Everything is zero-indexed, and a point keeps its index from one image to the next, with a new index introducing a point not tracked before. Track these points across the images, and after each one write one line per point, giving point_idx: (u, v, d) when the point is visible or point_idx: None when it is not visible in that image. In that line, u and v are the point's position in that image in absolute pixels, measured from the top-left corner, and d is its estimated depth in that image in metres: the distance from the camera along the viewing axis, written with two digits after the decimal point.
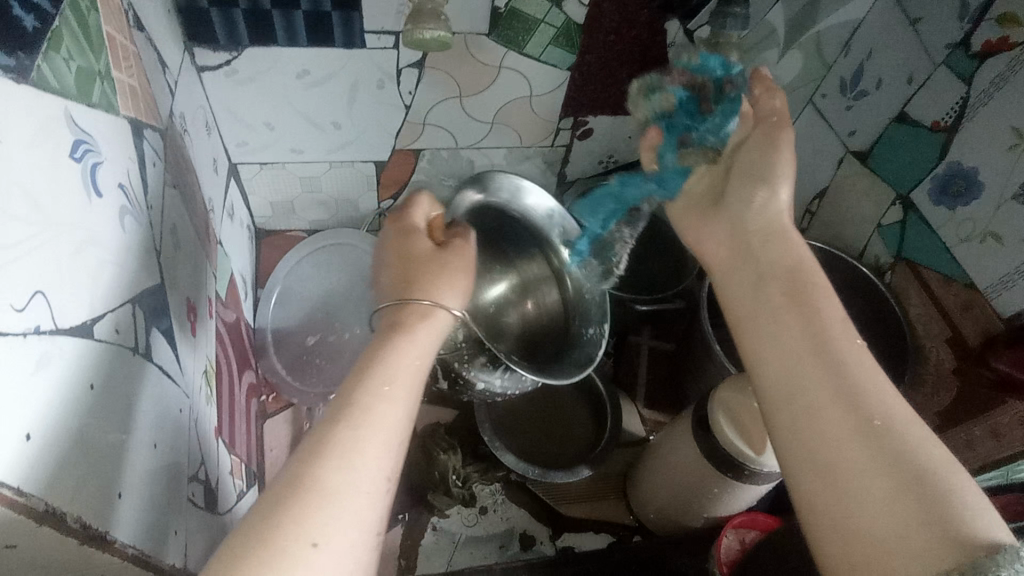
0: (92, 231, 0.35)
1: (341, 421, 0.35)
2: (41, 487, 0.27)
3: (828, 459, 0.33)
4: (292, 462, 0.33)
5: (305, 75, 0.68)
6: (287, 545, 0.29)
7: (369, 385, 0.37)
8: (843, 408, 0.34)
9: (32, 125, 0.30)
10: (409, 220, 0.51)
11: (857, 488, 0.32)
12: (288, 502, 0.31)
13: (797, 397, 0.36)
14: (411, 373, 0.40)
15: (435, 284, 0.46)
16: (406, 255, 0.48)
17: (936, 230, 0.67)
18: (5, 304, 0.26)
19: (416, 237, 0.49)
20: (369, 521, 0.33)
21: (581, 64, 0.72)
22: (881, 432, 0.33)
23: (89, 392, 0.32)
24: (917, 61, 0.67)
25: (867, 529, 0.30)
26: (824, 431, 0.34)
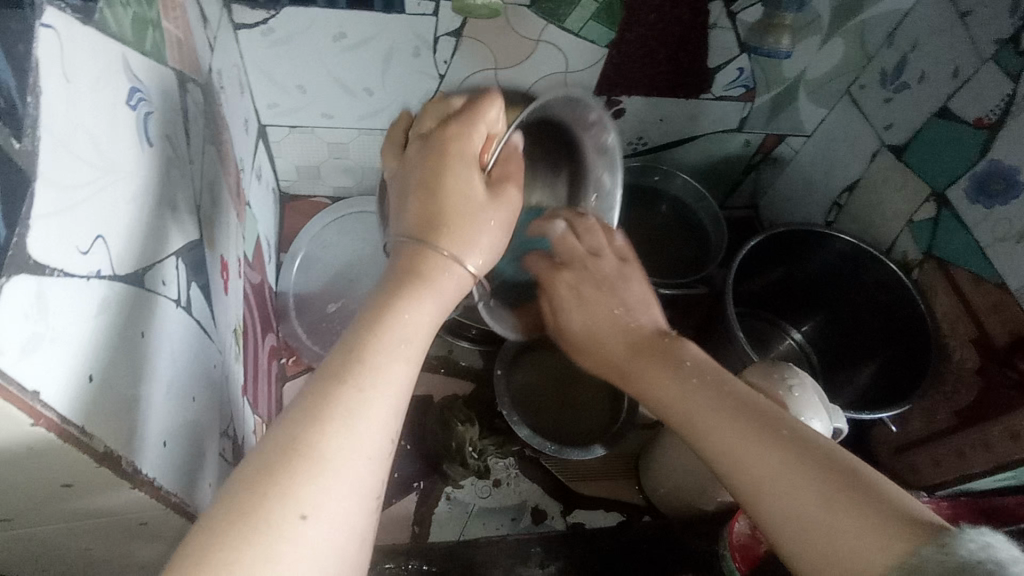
0: (145, 181, 0.35)
1: (341, 380, 0.31)
2: (101, 428, 0.27)
3: (774, 490, 0.38)
4: (281, 422, 0.30)
5: (341, 39, 0.67)
6: (272, 518, 0.27)
7: (375, 342, 0.33)
8: (764, 433, 0.40)
9: (96, 69, 0.30)
10: (464, 141, 0.40)
11: (811, 510, 0.36)
12: (276, 469, 0.28)
13: (735, 445, 0.41)
14: (423, 332, 0.35)
15: (471, 237, 0.39)
16: (442, 183, 0.39)
17: (970, 229, 0.67)
18: (74, 247, 0.26)
19: (456, 165, 0.39)
20: (367, 487, 0.30)
21: (620, 41, 0.71)
22: (815, 454, 0.38)
23: (138, 340, 0.32)
24: (964, 55, 0.66)
25: (833, 532, 0.35)
26: (769, 468, 0.39)
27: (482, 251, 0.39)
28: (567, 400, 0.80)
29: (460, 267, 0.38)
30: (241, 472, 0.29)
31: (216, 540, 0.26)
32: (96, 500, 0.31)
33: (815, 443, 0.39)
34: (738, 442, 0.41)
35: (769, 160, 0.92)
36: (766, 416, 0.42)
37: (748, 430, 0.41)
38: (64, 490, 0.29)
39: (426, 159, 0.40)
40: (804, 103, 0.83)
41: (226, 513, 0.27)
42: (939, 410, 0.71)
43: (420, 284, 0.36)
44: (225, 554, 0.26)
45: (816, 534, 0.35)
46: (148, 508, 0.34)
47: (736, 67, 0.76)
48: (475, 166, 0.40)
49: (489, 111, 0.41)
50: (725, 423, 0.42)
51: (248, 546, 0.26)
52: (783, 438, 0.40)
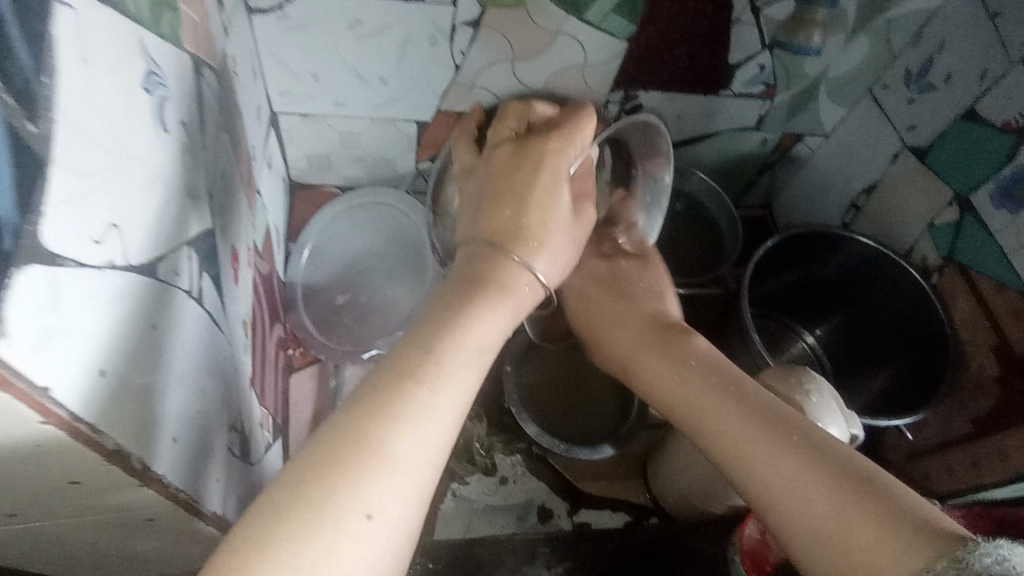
0: (160, 168, 0.34)
1: (417, 378, 0.30)
2: (114, 424, 0.27)
3: (789, 501, 0.36)
4: (348, 415, 0.29)
5: (357, 26, 0.66)
6: (341, 515, 0.26)
7: (453, 342, 0.32)
8: (769, 434, 0.39)
9: (113, 50, 0.29)
10: (557, 152, 0.39)
11: (823, 519, 0.34)
12: (341, 461, 0.27)
13: (747, 450, 0.39)
14: (493, 340, 0.34)
15: (545, 249, 0.38)
16: (529, 193, 0.38)
17: (993, 235, 0.65)
18: (87, 237, 0.25)
19: (542, 177, 0.38)
20: (428, 490, 0.29)
21: (640, 35, 0.69)
22: (829, 460, 0.36)
23: (152, 332, 0.31)
24: (994, 57, 0.64)
25: (844, 544, 0.33)
26: (782, 475, 0.37)
27: (553, 265, 0.39)
28: (576, 399, 0.78)
29: (535, 275, 0.37)
30: (305, 460, 0.27)
31: (282, 530, 0.25)
32: (103, 497, 0.30)
33: (829, 448, 0.37)
34: (749, 445, 0.40)
35: (785, 159, 0.91)
36: (779, 421, 0.40)
37: (760, 435, 0.39)
38: (71, 486, 0.28)
39: (515, 166, 0.39)
40: (825, 102, 0.81)
41: (288, 505, 0.26)
42: (955, 418, 0.70)
43: (494, 291, 0.35)
44: (287, 543, 0.25)
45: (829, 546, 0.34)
46: (154, 505, 0.33)
47: (757, 64, 0.74)
48: (562, 178, 0.39)
49: (585, 127, 0.40)
50: (737, 428, 0.41)
51: (312, 537, 0.25)
52: (795, 442, 0.38)
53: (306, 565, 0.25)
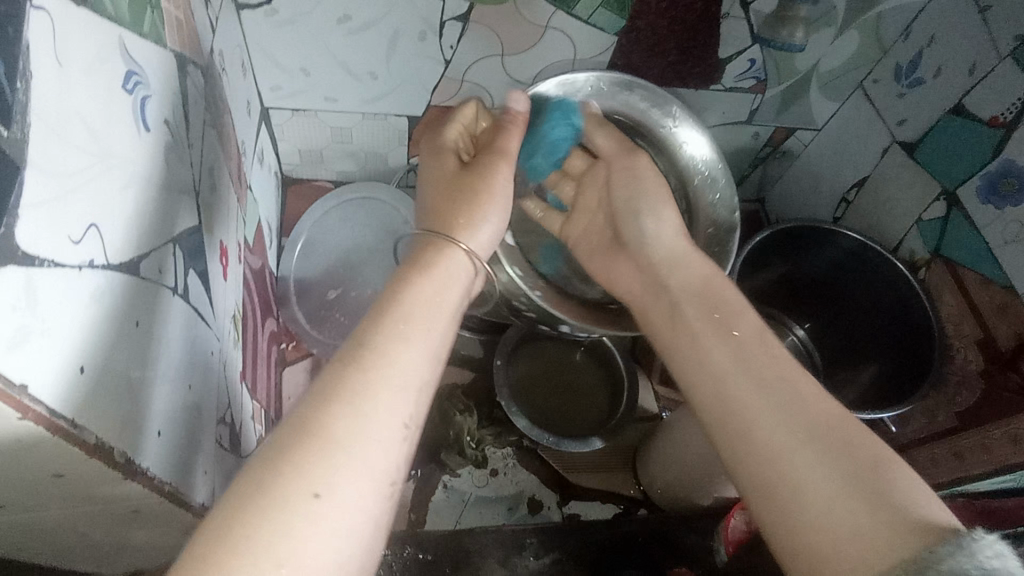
0: (141, 166, 0.34)
1: (351, 364, 0.33)
2: (93, 420, 0.27)
3: (787, 473, 0.36)
4: (300, 405, 0.32)
5: (346, 21, 0.66)
6: (287, 496, 0.28)
7: (384, 325, 0.35)
8: (776, 408, 0.39)
9: (90, 51, 0.29)
10: (443, 142, 0.53)
11: (817, 492, 0.35)
12: (291, 448, 0.29)
13: (747, 415, 0.39)
14: (432, 313, 0.38)
15: (460, 222, 0.47)
16: (440, 180, 0.51)
17: (979, 230, 0.66)
18: (65, 237, 0.25)
19: (446, 156, 0.52)
20: (383, 472, 0.31)
21: (630, 30, 0.69)
22: (833, 439, 0.36)
23: (134, 329, 0.32)
24: (982, 51, 0.64)
25: (832, 525, 0.33)
26: (782, 442, 0.37)
27: (480, 233, 0.48)
28: (567, 393, 0.79)
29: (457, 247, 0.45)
30: (262, 451, 0.30)
31: (234, 513, 0.27)
32: (91, 491, 0.31)
33: (834, 426, 0.37)
34: (756, 412, 0.39)
35: (777, 153, 0.91)
36: (789, 386, 0.40)
37: (765, 402, 0.39)
38: (56, 480, 0.29)
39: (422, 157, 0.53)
40: (815, 97, 0.82)
41: (240, 493, 0.28)
42: (940, 411, 0.70)
43: (422, 268, 0.41)
44: (244, 527, 0.27)
45: (819, 519, 0.34)
46: (141, 498, 0.34)
47: (747, 59, 0.74)
48: (452, 158, 0.52)
49: (465, 117, 0.55)
50: (743, 392, 0.40)
51: (263, 520, 0.27)
52: (800, 414, 0.38)
53: (268, 542, 0.27)
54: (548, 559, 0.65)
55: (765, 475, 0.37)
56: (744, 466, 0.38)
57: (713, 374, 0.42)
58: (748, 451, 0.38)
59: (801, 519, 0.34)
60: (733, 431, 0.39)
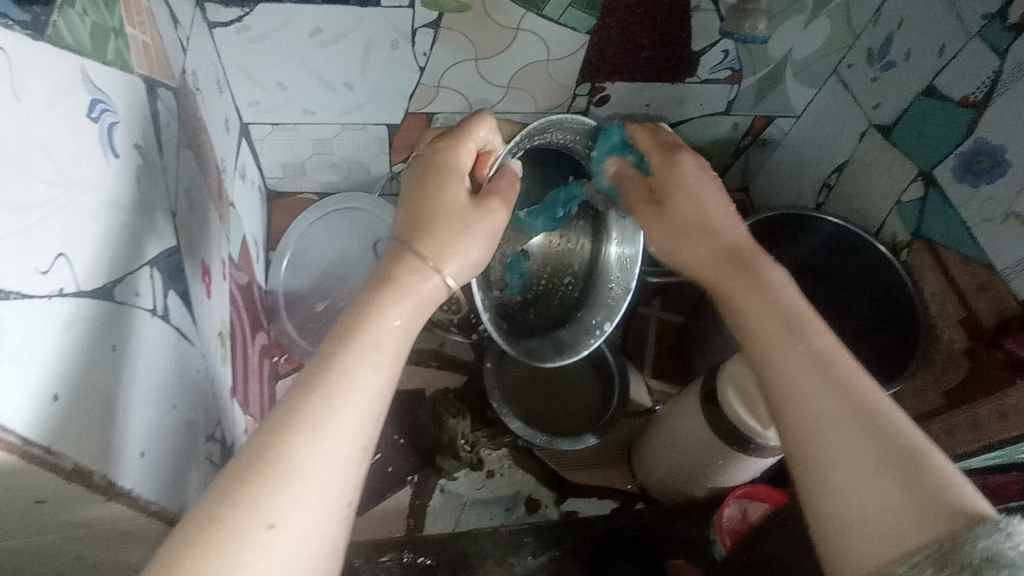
0: (111, 192, 0.35)
1: (315, 392, 0.33)
2: (70, 446, 0.28)
3: (822, 446, 0.36)
4: (257, 436, 0.32)
5: (318, 34, 0.66)
6: (241, 529, 0.29)
7: (349, 352, 0.35)
8: (834, 386, 0.37)
9: (50, 84, 0.30)
10: (453, 155, 0.47)
11: (847, 470, 0.34)
12: (248, 481, 0.30)
13: (792, 389, 0.38)
14: (397, 337, 0.37)
15: (449, 250, 0.43)
16: (426, 195, 0.44)
17: (956, 209, 0.66)
18: (30, 268, 0.26)
19: (442, 179, 0.45)
20: (337, 498, 0.32)
21: (601, 28, 0.70)
22: (877, 422, 0.35)
23: (112, 352, 0.33)
24: (950, 31, 0.65)
25: (876, 511, 0.32)
26: (824, 417, 0.36)
27: (461, 264, 0.43)
28: (558, 393, 0.80)
29: (440, 278, 0.41)
30: (219, 483, 0.30)
31: (188, 546, 0.28)
32: (74, 514, 0.32)
33: (882, 412, 0.36)
34: (808, 389, 0.38)
35: (758, 142, 0.92)
36: (837, 363, 0.38)
37: (820, 378, 0.38)
38: (37, 506, 0.30)
39: (416, 173, 0.46)
40: (791, 84, 0.82)
41: (201, 522, 0.29)
42: (929, 390, 0.70)
43: (394, 289, 0.39)
44: (191, 562, 0.27)
45: (845, 495, 0.34)
46: (125, 519, 0.34)
47: (721, 50, 0.75)
48: (460, 178, 0.46)
49: (480, 131, 0.49)
50: (793, 365, 0.39)
51: (213, 555, 0.28)
52: (850, 394, 0.37)
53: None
54: (547, 556, 0.66)
55: (800, 448, 0.37)
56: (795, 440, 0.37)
57: (774, 344, 0.41)
58: (799, 426, 0.37)
59: (833, 502, 0.34)
60: (789, 402, 0.38)
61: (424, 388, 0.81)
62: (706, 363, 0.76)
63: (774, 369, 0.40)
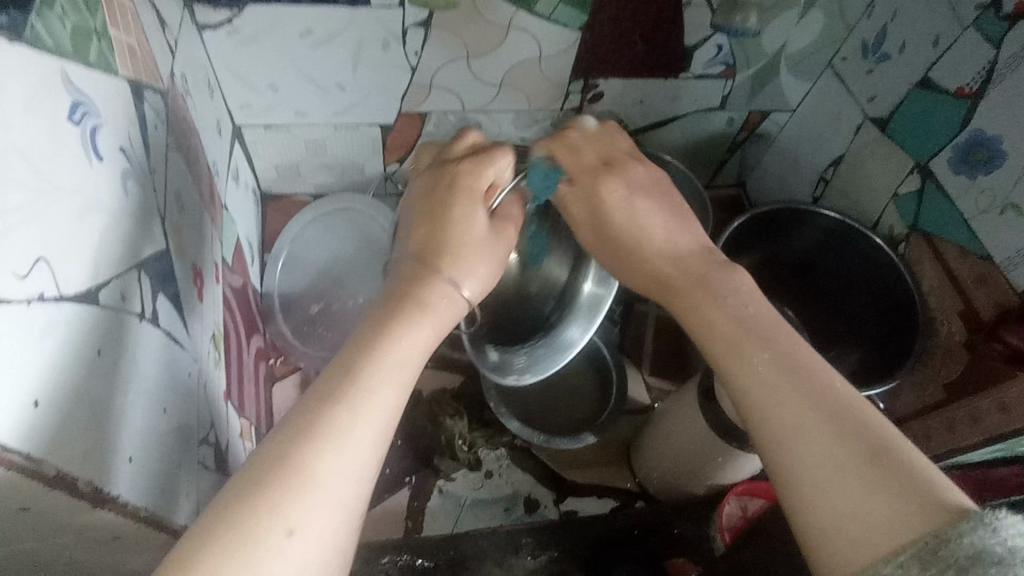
0: (94, 196, 0.34)
1: (339, 400, 0.33)
2: (53, 453, 0.28)
3: (799, 453, 0.36)
4: (280, 439, 0.32)
5: (308, 35, 0.66)
6: (263, 535, 0.28)
7: (377, 363, 0.35)
8: (801, 394, 0.38)
9: (28, 86, 0.29)
10: (475, 179, 0.47)
11: (826, 472, 0.34)
12: (271, 487, 0.30)
13: (763, 399, 0.39)
14: (418, 356, 0.38)
15: (469, 269, 0.44)
16: (448, 218, 0.45)
17: (953, 201, 0.66)
18: (8, 272, 0.26)
19: (461, 204, 0.46)
20: (354, 507, 0.32)
21: (593, 24, 0.69)
22: (850, 423, 0.36)
23: (97, 357, 0.32)
24: (944, 22, 0.64)
25: (857, 515, 0.33)
26: (797, 423, 0.37)
27: (478, 282, 0.45)
28: (555, 392, 0.80)
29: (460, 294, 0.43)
30: (240, 488, 0.30)
31: (210, 554, 0.27)
32: (60, 522, 0.31)
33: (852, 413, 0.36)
34: (777, 397, 0.38)
35: (754, 137, 0.91)
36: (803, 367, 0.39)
37: (787, 386, 0.38)
38: (23, 515, 0.29)
39: (432, 199, 0.46)
40: (786, 78, 0.82)
41: (227, 525, 0.28)
42: (929, 384, 0.70)
43: (421, 311, 0.40)
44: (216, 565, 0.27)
45: (822, 492, 0.34)
46: (114, 526, 0.34)
47: (714, 45, 0.74)
48: (482, 206, 0.46)
49: (498, 161, 0.48)
50: (757, 379, 0.39)
51: (238, 560, 0.28)
52: (817, 396, 0.37)
53: None
54: (546, 557, 0.66)
55: (777, 459, 0.37)
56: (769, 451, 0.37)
57: (737, 358, 0.41)
58: (772, 436, 0.37)
59: (814, 510, 0.34)
60: (759, 412, 0.39)
61: (421, 389, 0.81)
62: (704, 360, 0.76)
63: (745, 388, 0.40)
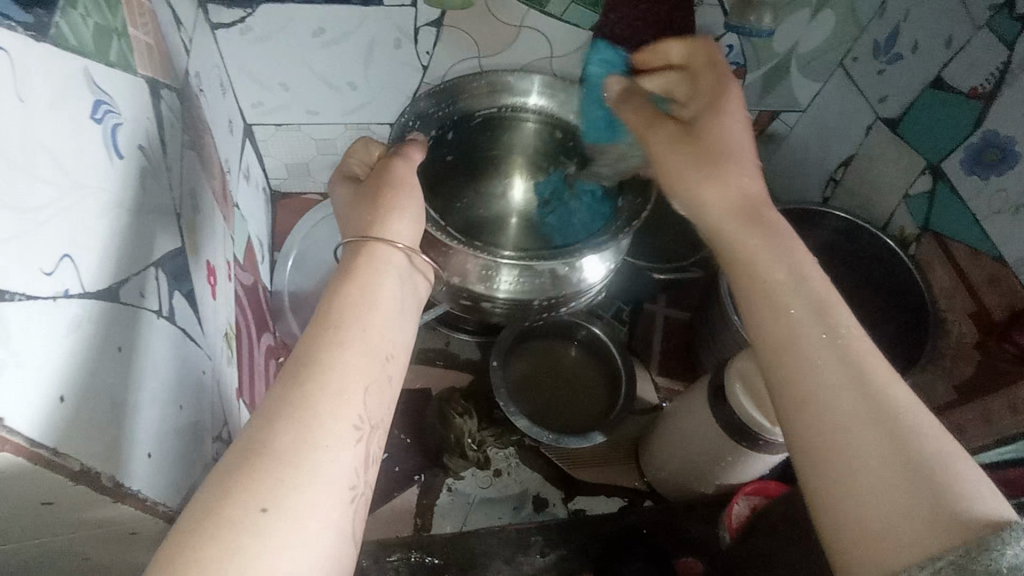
0: (115, 193, 0.34)
1: (297, 378, 0.33)
2: (77, 447, 0.28)
3: (839, 444, 0.32)
4: (246, 428, 0.32)
5: (321, 34, 0.66)
6: (234, 515, 0.28)
7: (324, 337, 0.35)
8: (847, 374, 0.34)
9: (54, 85, 0.30)
10: (344, 173, 0.49)
11: (865, 474, 0.31)
12: (240, 469, 0.30)
13: (812, 381, 0.35)
14: (375, 323, 0.38)
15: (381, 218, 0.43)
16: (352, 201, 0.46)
17: (965, 201, 0.66)
18: (34, 269, 0.26)
19: (346, 194, 0.47)
20: (335, 477, 0.32)
21: (604, 24, 0.69)
22: (893, 419, 0.32)
23: (117, 353, 0.33)
24: (957, 22, 0.64)
25: (897, 526, 0.29)
26: (843, 414, 0.33)
27: (402, 222, 0.44)
28: (564, 391, 0.80)
29: (392, 246, 0.42)
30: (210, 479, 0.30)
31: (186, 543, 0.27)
32: (83, 516, 0.32)
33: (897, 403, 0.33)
34: (818, 378, 0.35)
35: (764, 137, 0.91)
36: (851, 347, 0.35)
37: (830, 365, 0.35)
38: (47, 508, 0.30)
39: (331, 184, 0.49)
40: (797, 78, 0.81)
41: (196, 512, 0.28)
42: (940, 385, 0.70)
43: (357, 279, 0.39)
44: (191, 552, 0.27)
45: (858, 494, 0.31)
46: (134, 521, 0.34)
47: (724, 45, 0.74)
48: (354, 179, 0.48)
49: (357, 150, 0.50)
50: (812, 351, 0.35)
51: (213, 541, 0.27)
52: (860, 381, 0.34)
53: (223, 565, 0.27)
54: (554, 556, 0.66)
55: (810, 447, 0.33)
56: (804, 439, 0.34)
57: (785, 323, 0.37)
58: (806, 422, 0.34)
59: (850, 514, 0.31)
60: (800, 396, 0.35)
61: (430, 387, 0.81)
62: (714, 360, 0.76)
63: (791, 356, 0.36)
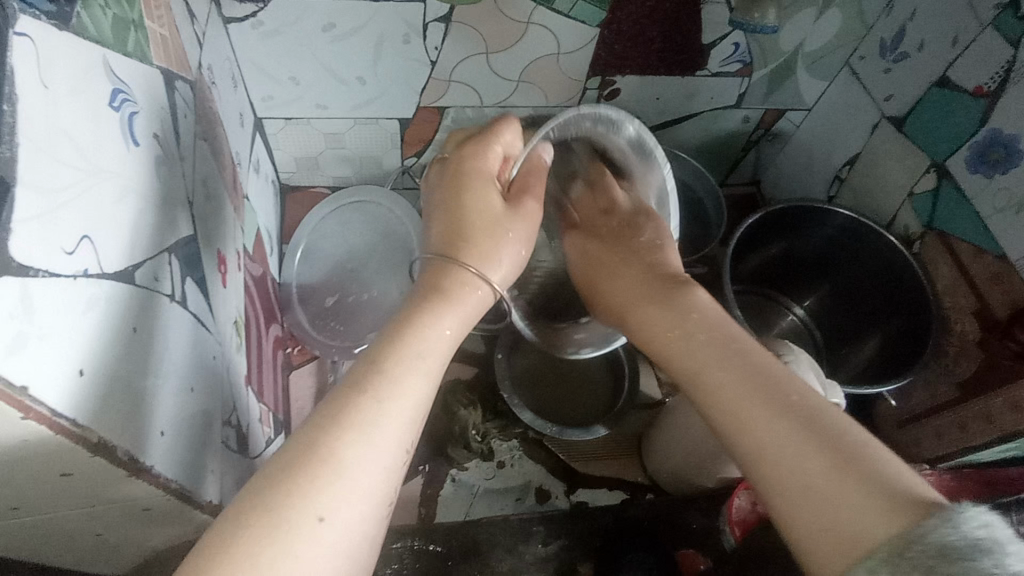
0: (132, 179, 0.36)
1: (365, 392, 0.34)
2: (96, 420, 0.29)
3: (777, 463, 0.37)
4: (309, 432, 0.33)
5: (331, 29, 0.67)
6: (292, 519, 0.30)
7: (394, 357, 0.36)
8: (766, 399, 0.40)
9: (76, 73, 0.31)
10: (481, 161, 0.45)
11: (800, 485, 0.36)
12: (300, 475, 0.31)
13: (741, 407, 0.40)
14: (443, 346, 0.38)
15: (491, 254, 0.43)
16: (459, 205, 0.44)
17: (970, 200, 0.66)
18: (59, 248, 0.27)
19: (446, 186, 0.45)
20: (378, 492, 0.33)
21: (611, 21, 0.70)
22: (822, 429, 0.37)
23: (133, 334, 0.33)
24: (963, 20, 0.64)
25: (846, 520, 0.33)
26: (770, 430, 0.38)
27: (502, 266, 0.44)
28: (569, 386, 0.80)
29: (486, 285, 0.42)
30: (265, 475, 0.32)
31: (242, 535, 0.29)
32: (99, 489, 0.33)
33: (818, 414, 0.38)
34: (744, 404, 0.40)
35: (770, 135, 0.91)
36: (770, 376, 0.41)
37: (751, 394, 0.40)
38: (66, 480, 0.31)
39: (445, 175, 0.45)
40: (803, 76, 0.81)
41: (254, 508, 0.30)
42: (941, 383, 0.70)
43: (441, 299, 0.40)
44: (248, 547, 0.29)
45: (802, 503, 0.36)
46: (148, 496, 0.35)
47: (731, 43, 0.74)
48: (493, 186, 0.45)
49: (505, 134, 0.46)
50: (726, 382, 0.41)
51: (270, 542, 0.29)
52: (785, 402, 0.39)
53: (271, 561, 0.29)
54: (556, 545, 0.67)
55: (749, 452, 0.39)
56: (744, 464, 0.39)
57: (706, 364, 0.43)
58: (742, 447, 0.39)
59: (796, 525, 0.35)
60: (731, 427, 0.40)
61: None
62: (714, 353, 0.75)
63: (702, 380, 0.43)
